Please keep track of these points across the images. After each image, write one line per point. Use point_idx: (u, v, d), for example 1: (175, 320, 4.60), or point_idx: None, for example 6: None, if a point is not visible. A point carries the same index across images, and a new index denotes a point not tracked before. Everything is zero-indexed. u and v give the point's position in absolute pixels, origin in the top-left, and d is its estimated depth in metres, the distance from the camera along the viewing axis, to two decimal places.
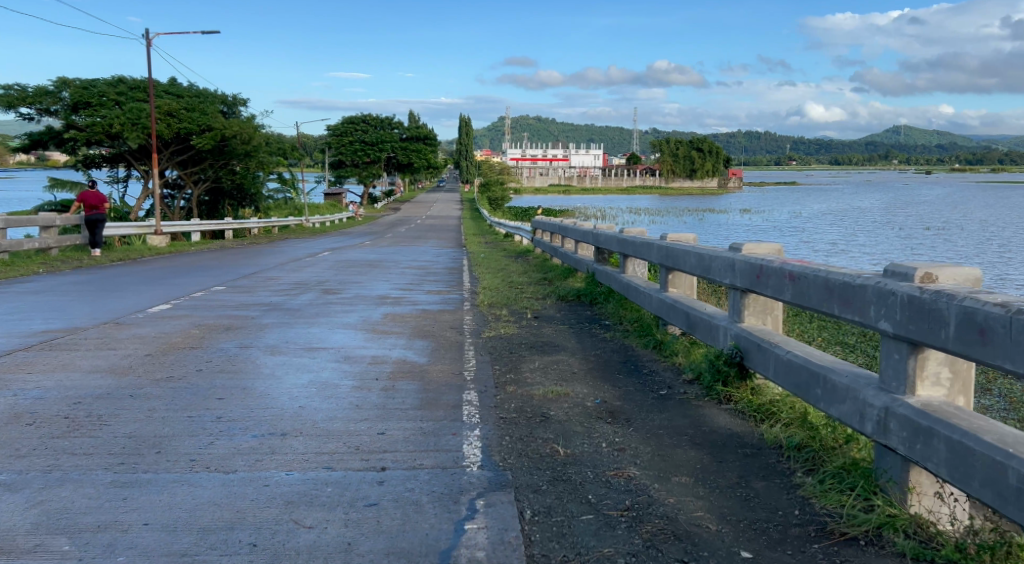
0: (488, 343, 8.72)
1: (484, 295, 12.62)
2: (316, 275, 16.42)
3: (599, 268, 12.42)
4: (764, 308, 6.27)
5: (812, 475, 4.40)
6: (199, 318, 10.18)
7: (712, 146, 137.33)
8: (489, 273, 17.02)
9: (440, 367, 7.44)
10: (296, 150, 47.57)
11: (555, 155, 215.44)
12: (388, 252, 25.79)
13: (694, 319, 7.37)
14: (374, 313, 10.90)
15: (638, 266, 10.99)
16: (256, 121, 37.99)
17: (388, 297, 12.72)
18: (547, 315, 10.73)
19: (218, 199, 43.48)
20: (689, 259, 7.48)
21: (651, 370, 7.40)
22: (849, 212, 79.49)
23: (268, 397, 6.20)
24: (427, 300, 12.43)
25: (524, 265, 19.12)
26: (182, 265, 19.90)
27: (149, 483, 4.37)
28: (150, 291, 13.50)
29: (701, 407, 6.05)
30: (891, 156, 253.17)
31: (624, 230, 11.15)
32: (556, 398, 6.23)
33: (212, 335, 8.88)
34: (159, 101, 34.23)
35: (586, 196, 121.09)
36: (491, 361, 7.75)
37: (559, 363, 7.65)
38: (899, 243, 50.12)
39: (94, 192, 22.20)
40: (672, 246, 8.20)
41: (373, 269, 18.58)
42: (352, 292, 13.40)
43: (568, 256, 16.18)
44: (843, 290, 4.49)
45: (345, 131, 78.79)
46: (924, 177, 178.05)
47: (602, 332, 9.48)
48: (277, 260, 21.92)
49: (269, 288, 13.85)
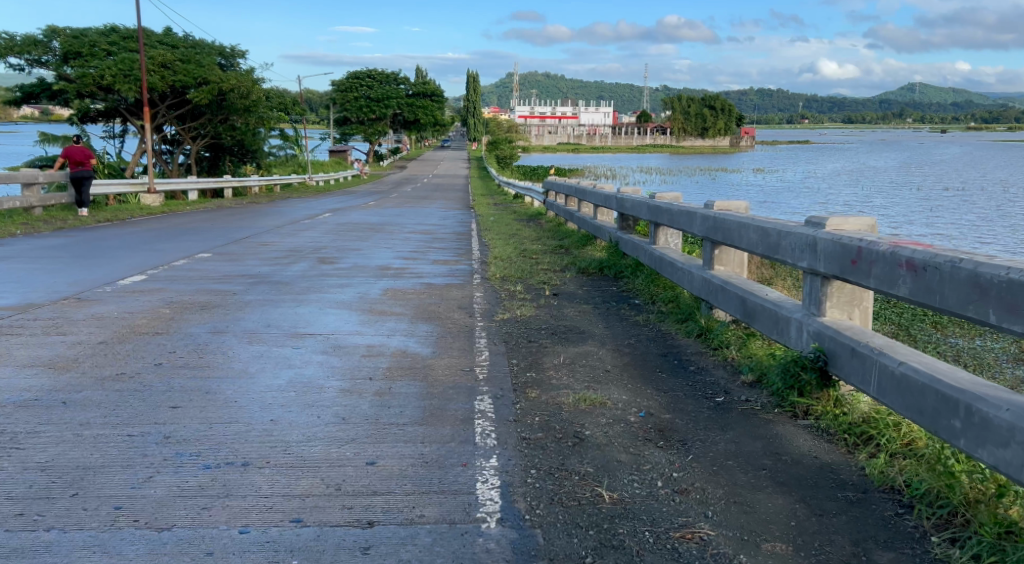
0: (503, 329, 7.51)
1: (495, 267, 11.41)
2: (314, 240, 15.18)
3: (624, 238, 11.19)
4: (851, 299, 5.03)
5: (957, 546, 3.20)
6: (175, 293, 8.99)
7: (724, 104, 134.68)
8: (500, 239, 15.78)
9: (446, 362, 6.23)
10: (298, 105, 46.06)
11: (563, 112, 212.38)
12: (392, 214, 24.52)
13: (752, 307, 6.12)
14: (373, 288, 9.68)
15: (671, 237, 9.74)
16: (255, 74, 36.44)
17: (389, 268, 11.50)
18: (568, 292, 9.52)
19: (218, 156, 42.13)
20: (748, 233, 6.19)
21: (699, 367, 6.18)
22: (864, 172, 77.65)
23: (234, 406, 5.01)
24: (432, 272, 11.21)
25: (537, 230, 17.84)
26: (172, 227, 18.69)
27: (48, 549, 3.19)
28: (130, 259, 12.30)
29: (773, 424, 4.82)
30: (905, 115, 249.15)
31: (656, 196, 9.88)
32: (589, 411, 5.00)
33: (183, 317, 7.68)
34: (152, 51, 32.77)
35: (595, 155, 119.14)
36: (506, 354, 6.52)
37: (588, 358, 6.42)
38: (920, 205, 48.57)
39: (79, 147, 20.93)
40: (722, 216, 6.93)
41: (374, 233, 17.33)
42: (350, 261, 12.17)
43: (586, 222, 14.90)
44: (1005, 291, 3.24)
45: (351, 87, 76.95)
46: (936, 136, 175.10)
47: (632, 314, 8.26)
48: (274, 222, 20.67)
49: (259, 256, 12.62)
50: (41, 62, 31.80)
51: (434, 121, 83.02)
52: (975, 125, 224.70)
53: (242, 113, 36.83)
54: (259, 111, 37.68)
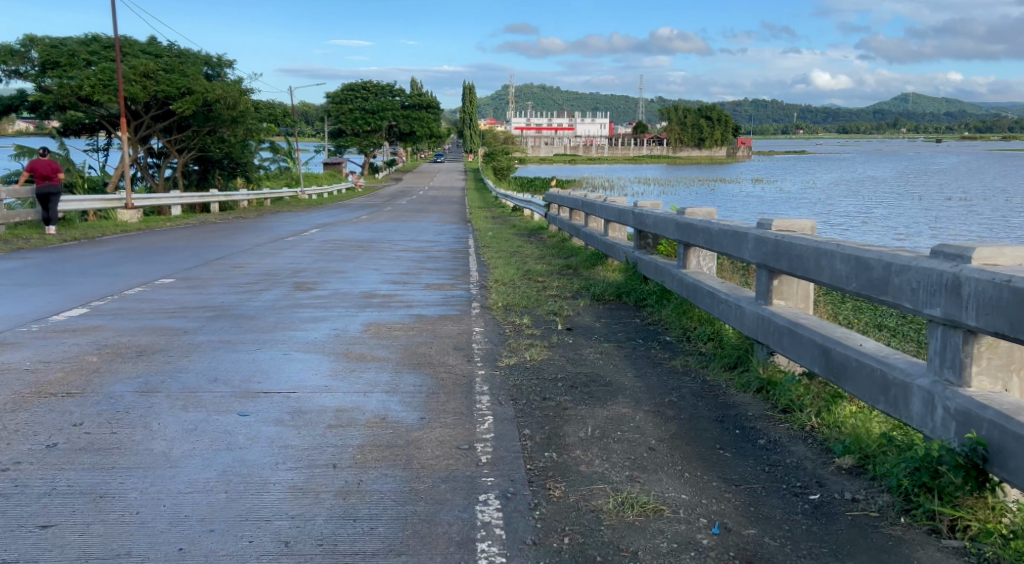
0: (510, 382, 6.04)
1: (497, 293, 9.94)
2: (294, 261, 13.70)
3: (644, 260, 9.75)
4: (1007, 362, 3.52)
5: None
6: (113, 332, 7.47)
7: (721, 114, 133.75)
8: (500, 259, 14.29)
9: (437, 437, 4.73)
10: (288, 117, 44.69)
11: (562, 124, 211.51)
12: (384, 228, 23.11)
13: (839, 362, 4.66)
14: (352, 322, 8.18)
15: (703, 258, 8.31)
16: (243, 84, 35.01)
17: (375, 295, 9.99)
18: (585, 326, 8.07)
19: (207, 169, 40.67)
20: (835, 265, 4.70)
21: (770, 440, 4.69)
22: (865, 182, 76.51)
23: (131, 524, 3.48)
24: (424, 301, 9.72)
25: (539, 247, 16.41)
26: (144, 247, 17.19)
27: None
28: (79, 286, 10.78)
29: (911, 550, 3.31)
30: (901, 125, 249.15)
31: (684, 211, 8.44)
32: (640, 528, 3.50)
33: (111, 366, 6.17)
34: (134, 60, 31.30)
35: (593, 167, 117.84)
36: (517, 423, 5.03)
37: (623, 426, 4.93)
38: (924, 215, 47.23)
39: (46, 160, 19.33)
40: (786, 239, 5.49)
41: (362, 251, 15.84)
42: (330, 287, 10.68)
43: (596, 239, 13.47)
44: None
45: (346, 99, 75.65)
46: (932, 145, 174.58)
47: (666, 356, 6.80)
48: (257, 239, 19.21)
49: (227, 282, 11.10)
50: (19, 72, 30.39)
51: (430, 133, 81.68)
52: (970, 133, 224.24)
53: (230, 124, 35.38)
54: (247, 123, 36.22)
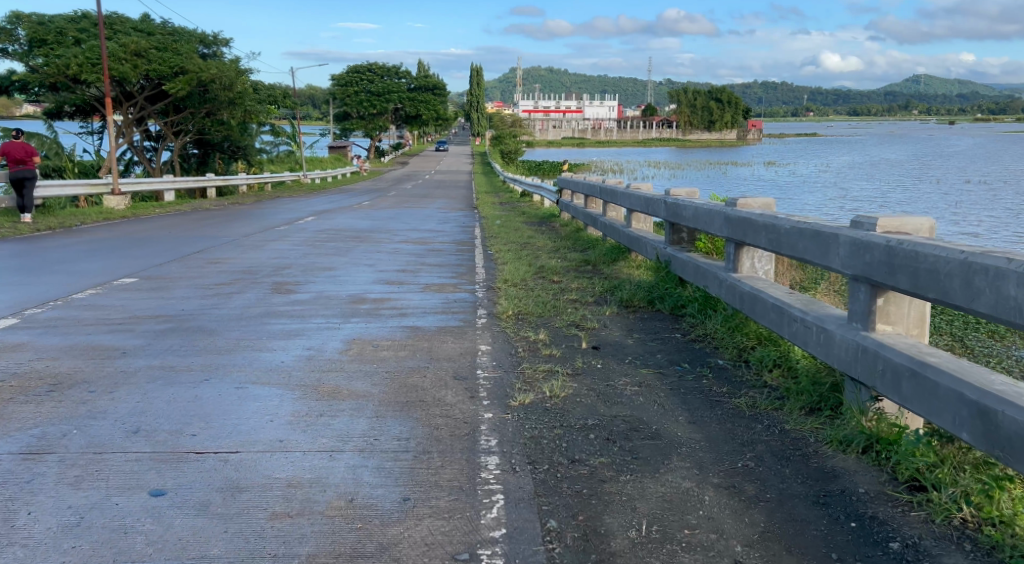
0: (527, 430, 4.60)
1: (507, 298, 8.49)
2: (280, 255, 12.25)
3: (681, 259, 8.30)
4: None
5: None
6: (32, 353, 6.02)
7: (732, 96, 131.39)
8: (509, 252, 12.83)
9: (425, 538, 3.28)
10: (288, 99, 43.11)
11: (569, 107, 208.98)
12: (385, 216, 21.58)
13: (1008, 432, 3.21)
14: (331, 339, 6.72)
15: (758, 260, 6.88)
16: (240, 63, 33.38)
17: (365, 301, 8.52)
18: (616, 343, 6.62)
19: (207, 153, 39.15)
20: (1009, 290, 3.23)
21: (907, 542, 3.25)
22: (880, 166, 74.47)
23: None
24: (422, 307, 8.25)
25: (552, 238, 14.95)
26: (121, 237, 15.70)
27: None
28: (25, 287, 9.30)
29: None
30: (912, 107, 245.70)
31: (734, 202, 6.95)
32: None
33: (7, 409, 4.72)
34: (124, 38, 29.73)
35: (602, 150, 115.74)
36: (540, 506, 3.61)
37: (692, 515, 3.49)
38: (945, 199, 45.40)
39: (20, 143, 17.86)
40: (906, 245, 4.02)
41: (358, 243, 14.35)
42: (315, 289, 9.22)
43: (618, 230, 12.02)
44: None
45: (351, 81, 73.66)
46: (944, 127, 171.58)
47: (723, 389, 5.36)
48: (248, 228, 17.75)
49: (197, 282, 9.63)
50: (5, 51, 28.92)
51: (436, 116, 79.92)
52: (984, 115, 220.95)
53: (228, 107, 33.84)
54: (246, 104, 34.67)
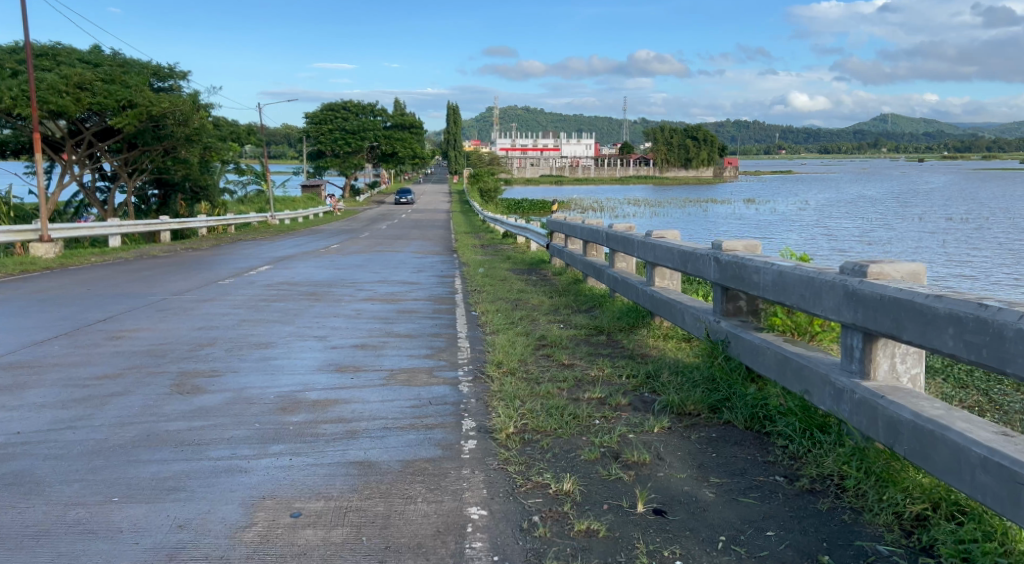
0: None
1: (502, 402, 5.91)
2: (208, 324, 9.60)
3: (752, 342, 5.77)
4: None
5: None
6: None
7: (708, 134, 130.92)
8: (497, 315, 10.30)
9: None
10: (255, 136, 40.63)
11: (546, 145, 208.49)
12: (353, 264, 18.95)
13: None
14: (227, 497, 4.11)
15: (903, 360, 4.38)
16: (197, 96, 30.82)
17: (300, 406, 5.90)
18: (693, 501, 4.10)
19: (167, 193, 36.34)
20: None
21: None
22: (858, 202, 73.17)
23: None
24: (381, 418, 5.63)
25: (546, 293, 12.49)
26: (24, 297, 12.88)
27: None
28: None
29: None
30: (881, 146, 248.54)
31: (867, 271, 4.45)
32: None
33: None
34: (67, 69, 26.93)
35: (579, 188, 114.05)
36: None
37: None
38: (933, 237, 43.66)
39: None
40: None
41: (313, 302, 11.72)
42: (235, 383, 6.62)
43: (632, 288, 9.55)
44: None
45: (326, 118, 71.02)
46: (912, 164, 172.78)
47: None
48: (188, 283, 14.96)
49: (72, 372, 6.93)
50: None
51: (413, 154, 77.68)
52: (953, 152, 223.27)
53: (185, 143, 31.24)
54: (205, 141, 32.13)
